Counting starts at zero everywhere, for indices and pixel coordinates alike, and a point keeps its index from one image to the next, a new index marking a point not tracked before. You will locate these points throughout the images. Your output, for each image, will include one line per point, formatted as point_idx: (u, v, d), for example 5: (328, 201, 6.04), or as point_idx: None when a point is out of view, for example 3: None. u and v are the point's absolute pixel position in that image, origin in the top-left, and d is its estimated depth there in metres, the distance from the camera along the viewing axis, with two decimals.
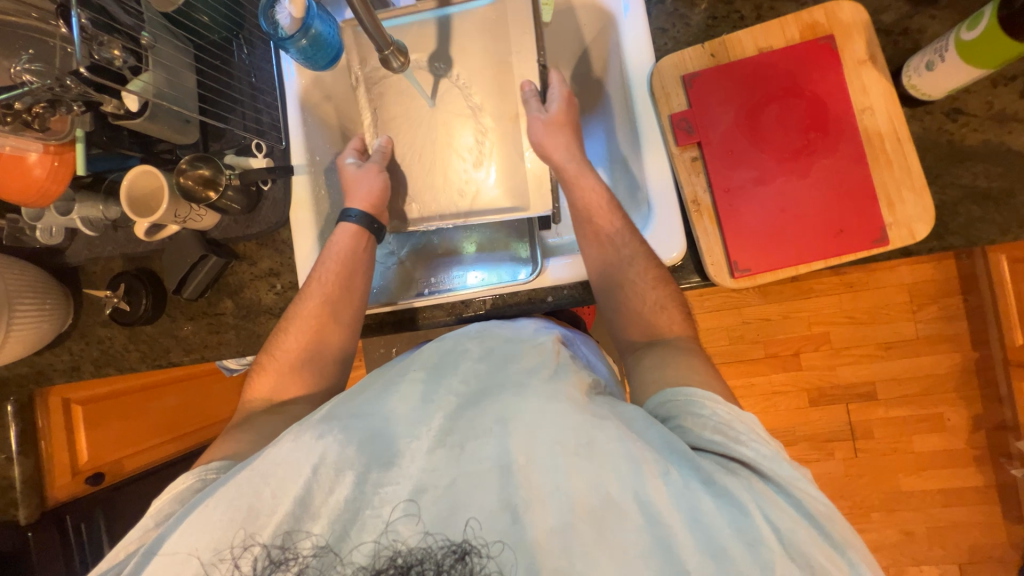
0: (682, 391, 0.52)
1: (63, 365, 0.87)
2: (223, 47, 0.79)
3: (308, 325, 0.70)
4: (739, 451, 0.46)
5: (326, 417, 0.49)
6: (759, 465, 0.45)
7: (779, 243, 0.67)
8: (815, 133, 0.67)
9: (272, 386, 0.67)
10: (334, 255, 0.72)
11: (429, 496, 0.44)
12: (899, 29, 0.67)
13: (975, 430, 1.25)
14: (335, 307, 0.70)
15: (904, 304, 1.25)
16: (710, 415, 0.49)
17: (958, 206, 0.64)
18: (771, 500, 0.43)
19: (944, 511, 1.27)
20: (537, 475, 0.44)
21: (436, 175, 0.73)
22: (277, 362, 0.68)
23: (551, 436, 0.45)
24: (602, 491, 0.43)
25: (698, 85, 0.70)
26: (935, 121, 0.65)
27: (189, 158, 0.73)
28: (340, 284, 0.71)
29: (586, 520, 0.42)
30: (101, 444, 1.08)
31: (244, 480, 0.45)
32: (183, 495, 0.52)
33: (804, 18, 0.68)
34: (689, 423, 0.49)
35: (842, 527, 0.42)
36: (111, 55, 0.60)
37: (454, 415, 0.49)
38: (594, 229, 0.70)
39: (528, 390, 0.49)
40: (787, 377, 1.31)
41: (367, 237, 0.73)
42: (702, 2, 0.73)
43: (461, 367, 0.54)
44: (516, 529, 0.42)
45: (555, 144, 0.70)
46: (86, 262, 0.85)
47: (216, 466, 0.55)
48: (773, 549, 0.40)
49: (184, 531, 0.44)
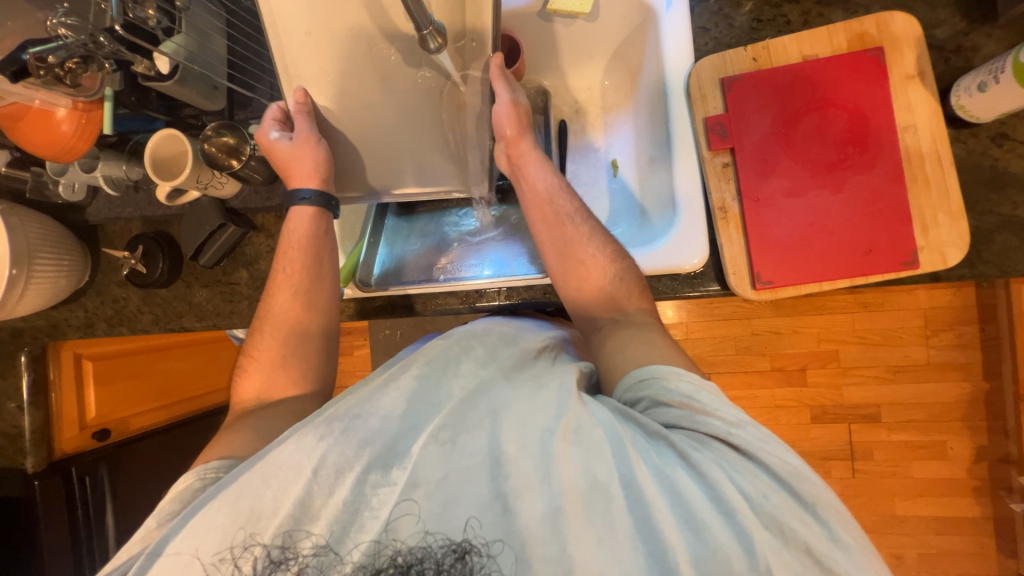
0: (644, 372, 0.50)
1: (77, 320, 0.88)
2: (256, 13, 0.78)
3: (290, 306, 0.70)
4: (706, 423, 0.45)
5: (329, 416, 0.48)
6: (726, 435, 0.44)
7: (806, 256, 0.66)
8: (852, 148, 0.65)
9: (258, 388, 0.67)
10: (294, 239, 0.71)
11: (423, 491, 0.44)
12: (952, 46, 0.65)
13: (978, 461, 1.23)
14: (309, 309, 0.70)
15: (915, 327, 1.23)
16: (675, 391, 0.47)
17: (994, 234, 0.62)
18: (742, 468, 0.43)
19: (939, 538, 1.26)
20: (526, 466, 0.44)
21: (381, 144, 0.69)
22: (258, 359, 0.68)
23: (539, 424, 0.45)
24: (590, 476, 0.43)
25: (736, 89, 0.68)
26: (980, 145, 0.63)
27: (215, 125, 0.73)
28: (300, 275, 0.70)
29: (575, 504, 0.42)
30: (107, 401, 1.08)
31: (245, 482, 0.45)
32: (183, 495, 0.53)
33: (854, 27, 0.66)
34: (654, 399, 0.48)
35: (813, 486, 0.42)
36: (146, 14, 0.60)
37: (451, 409, 0.48)
38: (555, 209, 0.68)
39: (514, 382, 0.50)
40: (791, 393, 1.30)
41: (326, 216, 0.72)
42: (749, 3, 0.71)
43: (460, 362, 0.53)
44: (507, 520, 0.42)
45: (518, 133, 0.72)
46: (106, 221, 0.86)
47: (215, 465, 0.55)
48: (747, 517, 0.41)
49: (189, 533, 0.45)
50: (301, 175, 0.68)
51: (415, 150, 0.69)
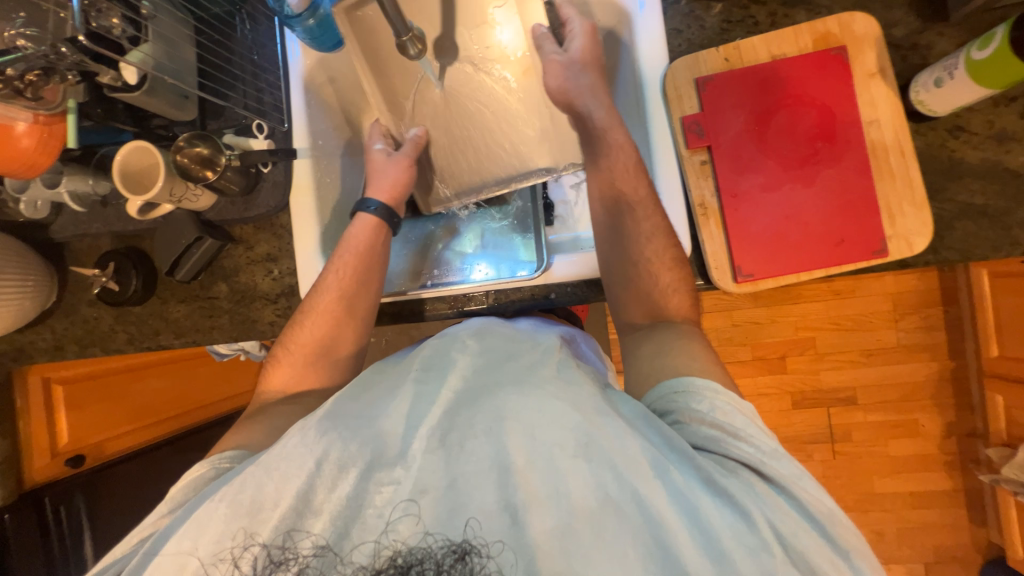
0: (679, 383, 0.51)
1: (44, 343, 0.84)
2: (225, 21, 0.77)
3: (329, 305, 0.67)
4: (737, 448, 0.45)
5: (329, 414, 0.49)
6: (757, 464, 0.44)
7: (782, 248, 0.68)
8: (822, 143, 0.68)
9: (286, 381, 0.65)
10: (354, 246, 0.70)
11: (429, 497, 0.43)
12: (908, 44, 0.68)
13: (948, 436, 1.30)
14: (349, 308, 0.68)
15: (886, 313, 1.28)
16: (707, 409, 0.48)
17: (954, 221, 0.65)
18: (773, 502, 0.42)
19: (915, 513, 1.32)
20: (536, 477, 0.43)
21: (457, 136, 0.74)
22: (291, 355, 0.67)
23: (549, 436, 0.44)
24: (601, 491, 0.42)
25: (710, 89, 0.70)
26: (938, 137, 0.66)
27: (187, 136, 0.71)
28: (351, 280, 0.68)
29: (585, 521, 0.41)
30: (82, 426, 1.06)
31: (247, 476, 0.45)
32: (197, 483, 0.52)
33: (817, 27, 0.69)
34: (686, 418, 0.49)
35: (849, 532, 0.42)
36: (110, 23, 0.59)
37: (454, 413, 0.48)
38: (619, 194, 0.67)
39: (526, 387, 0.49)
40: (772, 380, 1.34)
41: (386, 230, 0.72)
42: (718, 5, 0.73)
43: (459, 361, 0.54)
44: (515, 531, 0.41)
45: (578, 89, 0.68)
46: (72, 239, 0.82)
47: (231, 454, 0.55)
48: (774, 554, 0.39)
49: (188, 531, 0.43)
50: (383, 183, 0.72)
51: (479, 132, 0.72)
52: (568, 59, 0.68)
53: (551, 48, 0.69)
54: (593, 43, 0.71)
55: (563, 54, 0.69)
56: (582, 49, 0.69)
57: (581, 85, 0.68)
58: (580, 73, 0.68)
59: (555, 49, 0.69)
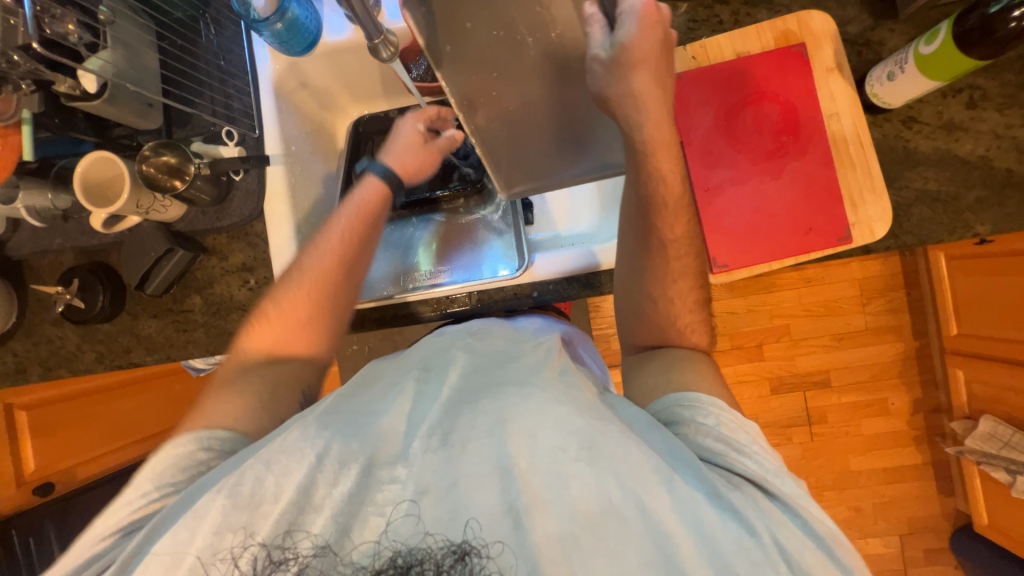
0: (685, 397, 0.52)
1: (4, 367, 0.80)
2: (190, 26, 0.75)
3: (332, 256, 0.65)
4: (742, 465, 0.46)
5: (325, 413, 0.49)
6: (760, 480, 0.45)
7: (755, 239, 0.70)
8: (787, 136, 0.70)
9: (272, 338, 0.63)
10: (355, 208, 0.68)
11: (431, 497, 0.43)
12: (862, 41, 0.72)
13: (915, 412, 1.36)
14: (349, 262, 0.66)
15: (854, 298, 1.34)
16: (713, 423, 0.49)
17: (911, 207, 0.69)
18: (777, 519, 0.42)
19: (889, 487, 1.38)
20: (539, 481, 0.42)
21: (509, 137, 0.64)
22: (284, 313, 0.64)
23: (552, 440, 0.44)
24: (604, 496, 0.42)
25: (679, 87, 0.73)
26: (894, 128, 0.70)
27: (153, 144, 0.69)
28: (349, 241, 0.66)
29: (587, 527, 0.41)
30: (49, 452, 1.04)
31: (249, 468, 0.44)
32: (185, 461, 0.51)
33: (778, 25, 0.71)
34: (690, 430, 0.49)
35: (850, 553, 0.42)
36: (65, 30, 0.57)
37: (455, 413, 0.47)
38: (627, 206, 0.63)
39: (529, 389, 0.48)
40: (751, 367, 1.39)
41: (388, 198, 0.70)
42: (684, 5, 0.75)
43: (462, 360, 0.54)
44: (517, 534, 0.41)
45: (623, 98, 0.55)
46: (32, 255, 0.79)
47: (220, 437, 0.53)
48: (779, 570, 0.40)
49: (179, 532, 0.41)
50: (402, 156, 0.72)
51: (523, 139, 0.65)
52: (611, 60, 0.52)
53: (597, 40, 0.53)
54: (652, 30, 0.53)
55: (609, 49, 0.53)
56: (637, 45, 0.52)
57: (618, 95, 0.55)
58: (625, 78, 0.53)
59: (603, 40, 0.53)
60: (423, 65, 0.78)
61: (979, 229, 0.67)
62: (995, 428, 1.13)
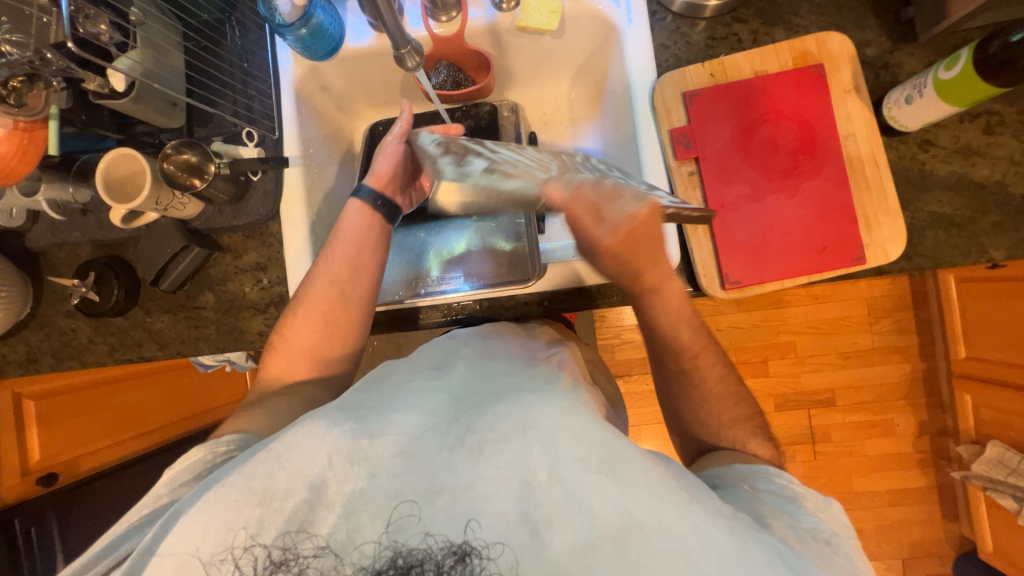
0: (757, 465, 0.55)
1: (17, 356, 0.81)
2: (216, 28, 0.77)
3: (341, 287, 0.68)
4: (802, 520, 0.47)
5: (339, 408, 0.49)
6: (813, 535, 0.46)
7: (766, 256, 0.71)
8: (803, 156, 0.71)
9: (290, 362, 0.66)
10: (345, 234, 0.71)
11: (445, 497, 0.42)
12: (881, 63, 0.72)
13: (921, 435, 1.35)
14: (349, 290, 0.68)
15: (862, 317, 1.34)
16: (777, 486, 0.51)
17: (925, 230, 0.69)
18: (816, 563, 0.42)
19: (893, 510, 1.36)
20: (558, 493, 0.41)
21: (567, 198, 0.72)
22: (295, 340, 0.67)
23: (573, 450, 0.43)
24: (625, 510, 0.40)
25: (698, 103, 0.73)
26: (909, 150, 0.70)
27: (176, 142, 0.70)
28: (347, 267, 0.69)
29: (608, 539, 0.40)
30: (55, 444, 1.08)
31: (262, 464, 0.44)
32: (195, 466, 0.53)
33: (797, 45, 0.72)
34: (754, 486, 0.52)
35: None
36: (97, 29, 0.59)
37: (475, 416, 0.47)
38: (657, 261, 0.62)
39: (548, 398, 0.48)
40: (757, 384, 1.38)
41: (379, 221, 0.73)
42: (703, 22, 0.75)
43: (473, 368, 0.56)
44: (534, 546, 0.40)
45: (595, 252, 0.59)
46: (49, 247, 0.80)
47: (227, 439, 0.57)
48: None
49: (201, 510, 0.43)
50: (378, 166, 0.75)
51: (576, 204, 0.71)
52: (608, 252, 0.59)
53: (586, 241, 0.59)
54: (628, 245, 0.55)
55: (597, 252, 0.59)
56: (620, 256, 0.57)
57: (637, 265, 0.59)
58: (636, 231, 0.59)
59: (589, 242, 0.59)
60: (442, 71, 0.83)
61: (994, 254, 0.66)
62: (1002, 454, 1.12)
